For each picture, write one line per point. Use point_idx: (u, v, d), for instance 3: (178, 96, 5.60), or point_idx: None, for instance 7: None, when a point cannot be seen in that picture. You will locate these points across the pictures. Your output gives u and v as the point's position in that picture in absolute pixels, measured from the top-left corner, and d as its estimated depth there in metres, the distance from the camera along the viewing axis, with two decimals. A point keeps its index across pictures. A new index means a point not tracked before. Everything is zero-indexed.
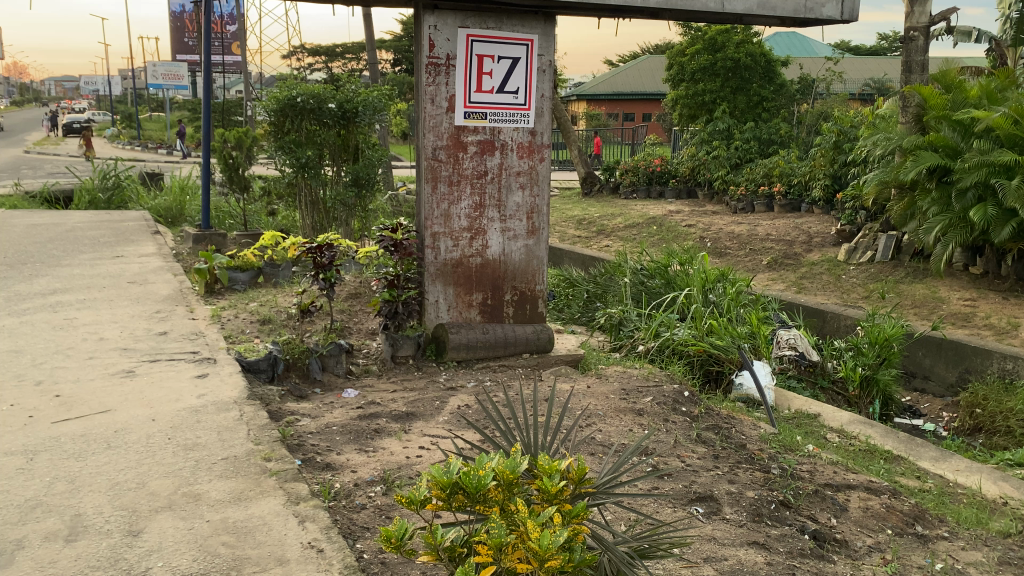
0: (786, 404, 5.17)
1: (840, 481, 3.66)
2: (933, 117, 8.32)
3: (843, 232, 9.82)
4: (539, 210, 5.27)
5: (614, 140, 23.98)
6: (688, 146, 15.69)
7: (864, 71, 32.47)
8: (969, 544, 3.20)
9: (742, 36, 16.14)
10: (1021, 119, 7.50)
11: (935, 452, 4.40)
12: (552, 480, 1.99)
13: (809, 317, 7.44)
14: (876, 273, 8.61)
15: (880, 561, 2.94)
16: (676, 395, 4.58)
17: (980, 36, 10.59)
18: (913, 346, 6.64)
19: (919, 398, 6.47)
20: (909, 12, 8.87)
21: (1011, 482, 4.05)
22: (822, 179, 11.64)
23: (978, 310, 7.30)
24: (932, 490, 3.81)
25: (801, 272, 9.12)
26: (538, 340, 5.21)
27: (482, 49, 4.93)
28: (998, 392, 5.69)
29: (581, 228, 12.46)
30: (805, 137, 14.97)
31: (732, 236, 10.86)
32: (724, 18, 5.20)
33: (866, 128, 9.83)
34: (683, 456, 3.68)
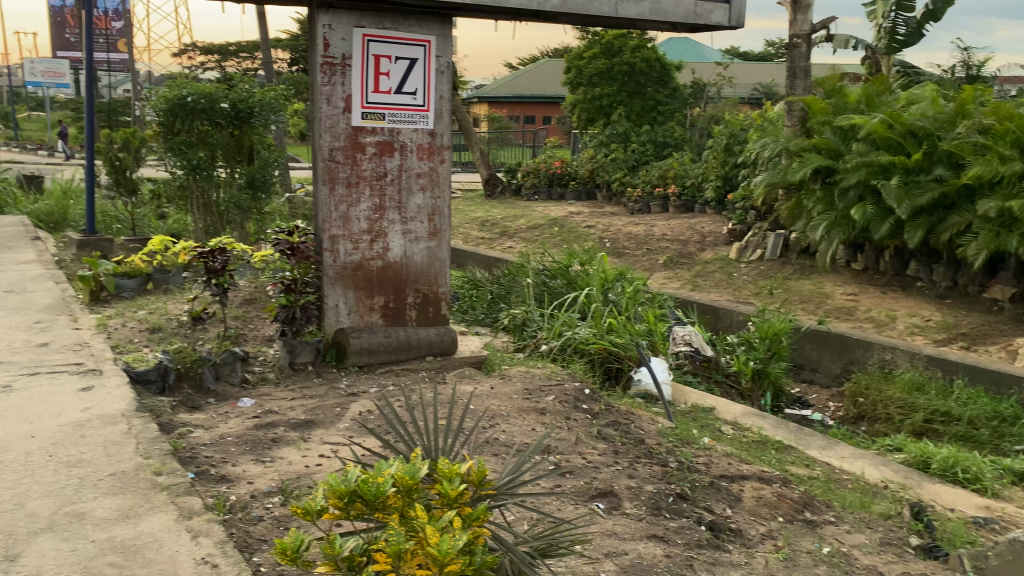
0: (682, 399, 5.33)
1: (734, 472, 3.78)
2: (817, 121, 8.72)
3: (734, 231, 10.19)
4: (440, 211, 5.24)
5: (515, 142, 24.15)
6: (587, 148, 15.94)
7: (753, 76, 33.68)
8: (854, 527, 3.35)
9: (637, 41, 16.45)
10: (896, 124, 7.94)
11: (822, 441, 4.61)
12: (453, 483, 1.97)
13: (703, 314, 7.67)
14: (766, 270, 8.97)
15: (771, 548, 3.05)
16: (577, 393, 4.64)
17: (856, 44, 11.16)
18: (801, 340, 6.94)
19: (808, 389, 6.75)
20: (792, 20, 9.21)
21: (891, 467, 4.30)
22: (715, 180, 12.07)
23: (859, 304, 7.70)
24: (820, 477, 3.99)
25: (696, 271, 9.39)
26: (441, 342, 5.19)
27: (379, 49, 4.87)
28: (879, 382, 6.01)
29: (485, 229, 12.50)
30: (698, 139, 15.44)
31: (630, 237, 11.09)
32: (618, 22, 5.30)
33: (755, 132, 10.24)
34: (585, 453, 3.73)
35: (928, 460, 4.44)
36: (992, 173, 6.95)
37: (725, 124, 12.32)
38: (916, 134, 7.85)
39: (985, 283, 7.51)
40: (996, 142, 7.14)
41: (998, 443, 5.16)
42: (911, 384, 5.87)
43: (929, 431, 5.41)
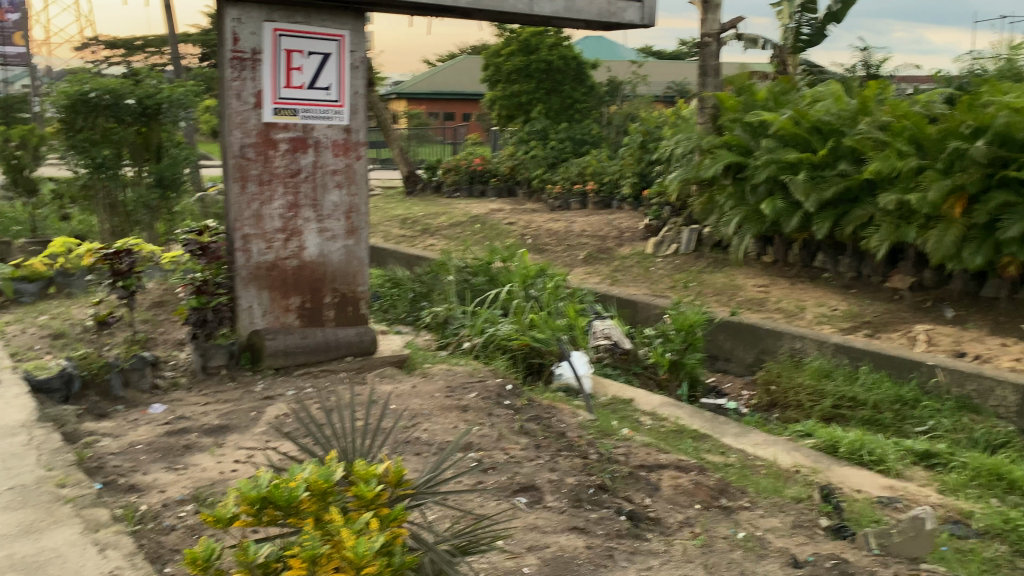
0: (603, 392, 5.41)
1: (653, 461, 3.85)
2: (728, 118, 8.96)
3: (650, 227, 10.39)
4: (358, 209, 5.16)
5: (434, 139, 24.00)
6: (507, 145, 16.05)
7: (667, 75, 34.34)
8: (768, 511, 3.46)
9: (554, 39, 16.53)
10: (802, 121, 8.23)
11: (736, 428, 4.74)
12: (370, 485, 1.94)
13: (622, 308, 7.79)
14: (681, 264, 9.17)
15: (689, 535, 3.11)
16: (499, 389, 4.65)
17: (764, 44, 11.50)
18: (715, 331, 7.13)
19: (722, 378, 6.93)
20: (703, 19, 9.41)
21: (802, 452, 4.46)
22: (631, 176, 12.27)
23: (770, 295, 7.95)
24: (735, 464, 4.10)
25: (615, 266, 9.52)
26: (361, 342, 5.12)
27: (290, 43, 4.77)
28: (789, 370, 6.23)
29: (405, 227, 12.39)
30: (615, 137, 15.68)
31: (550, 233, 11.18)
32: (534, 19, 5.32)
33: (669, 130, 10.47)
34: (507, 448, 3.73)
35: (836, 444, 4.62)
36: (891, 168, 7.26)
37: (640, 121, 12.53)
38: (820, 131, 8.14)
39: (887, 273, 7.86)
40: (894, 138, 7.46)
41: (900, 425, 5.41)
42: (819, 371, 6.10)
43: (837, 416, 5.63)
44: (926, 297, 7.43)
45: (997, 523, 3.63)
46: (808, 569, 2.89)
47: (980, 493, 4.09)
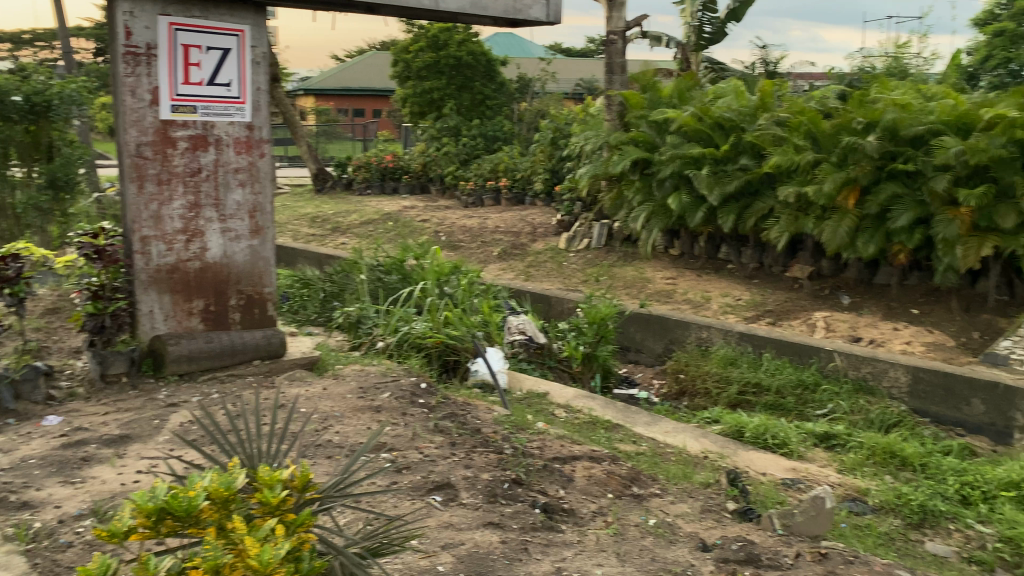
0: (518, 386, 5.44)
1: (566, 453, 3.90)
2: (634, 115, 9.13)
3: (563, 222, 10.49)
4: (262, 208, 5.04)
5: (344, 136, 23.59)
6: (418, 142, 15.94)
7: (576, 72, 34.74)
8: (678, 497, 3.55)
9: (463, 35, 16.41)
10: (705, 117, 8.46)
11: (647, 417, 4.85)
12: (274, 490, 1.89)
13: (536, 303, 7.84)
14: (593, 258, 9.31)
15: (602, 524, 3.16)
16: (413, 388, 4.62)
17: (668, 41, 11.75)
18: (626, 323, 7.25)
19: (634, 369, 7.07)
20: (609, 17, 9.54)
21: (710, 438, 4.59)
22: (543, 172, 12.37)
23: (677, 287, 8.15)
24: (645, 452, 4.19)
25: (529, 261, 9.58)
26: (269, 345, 5.01)
27: (187, 38, 4.60)
28: (697, 359, 6.41)
29: (315, 225, 12.15)
30: (526, 133, 15.77)
31: (464, 230, 11.17)
32: (439, 15, 5.24)
33: (578, 126, 10.59)
34: (422, 447, 3.71)
35: (742, 429, 4.77)
36: (790, 163, 7.53)
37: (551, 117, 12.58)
38: (723, 126, 8.39)
39: (787, 263, 8.17)
40: (792, 133, 7.75)
41: (802, 409, 5.63)
42: (725, 358, 6.30)
43: (743, 402, 5.81)
44: (824, 285, 7.76)
45: (891, 499, 3.83)
46: (716, 552, 2.97)
47: (875, 471, 4.29)
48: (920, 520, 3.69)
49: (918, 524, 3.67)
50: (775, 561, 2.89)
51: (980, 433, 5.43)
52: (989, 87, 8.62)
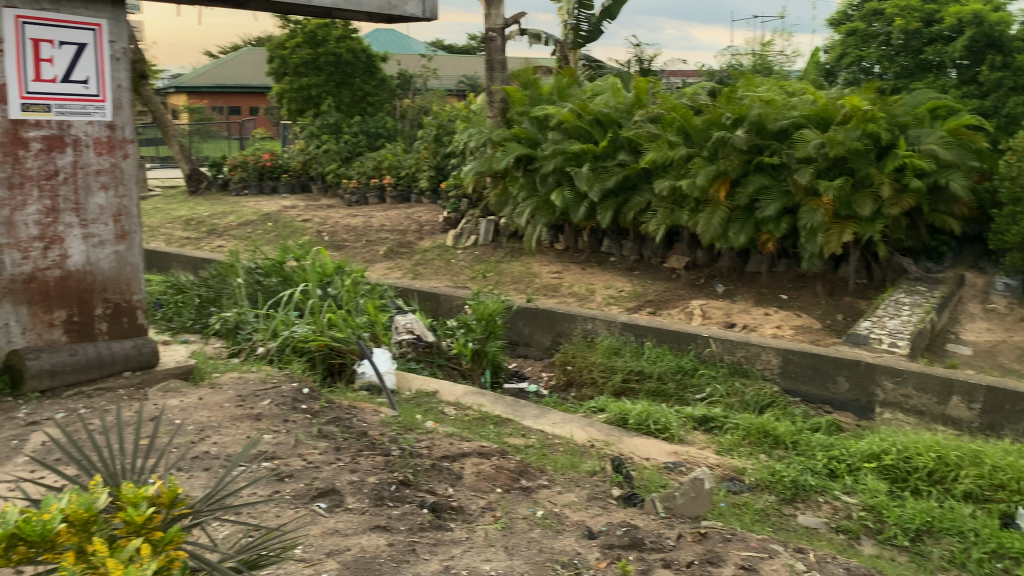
0: (406, 386, 5.39)
1: (455, 451, 3.89)
2: (516, 111, 9.24)
3: (449, 219, 10.49)
4: (128, 211, 4.79)
5: (219, 135, 22.68)
6: (298, 140, 15.54)
7: (458, 68, 34.71)
8: (565, 487, 3.60)
9: (342, 31, 16.01)
10: (584, 113, 8.62)
11: (536, 410, 4.90)
12: (139, 508, 1.81)
13: (423, 301, 7.79)
14: (480, 255, 9.34)
15: (491, 519, 3.17)
16: (295, 393, 4.50)
17: (547, 39, 11.90)
18: (514, 318, 7.31)
19: (523, 363, 7.14)
20: (487, 14, 9.56)
21: (595, 427, 4.68)
22: (428, 170, 12.32)
23: (562, 281, 8.28)
24: (534, 445, 4.24)
25: (415, 259, 9.50)
26: (140, 355, 4.82)
27: (37, 32, 4.31)
28: (583, 350, 6.53)
29: (190, 228, 11.67)
30: (409, 130, 15.66)
31: (347, 229, 10.97)
32: (312, 11, 5.10)
33: (460, 123, 10.59)
34: (305, 454, 3.62)
35: (625, 417, 4.90)
36: (664, 158, 7.76)
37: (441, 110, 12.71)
38: (601, 123, 8.57)
39: (665, 255, 8.45)
40: (666, 129, 8.00)
41: (682, 394, 5.83)
42: (610, 349, 6.45)
43: (627, 390, 5.96)
44: (700, 275, 8.05)
45: (765, 477, 4.02)
46: (601, 539, 3.04)
47: (751, 450, 4.50)
48: (792, 495, 3.88)
49: (790, 499, 3.86)
50: (658, 544, 2.98)
51: (845, 409, 5.75)
52: (844, 84, 9.16)
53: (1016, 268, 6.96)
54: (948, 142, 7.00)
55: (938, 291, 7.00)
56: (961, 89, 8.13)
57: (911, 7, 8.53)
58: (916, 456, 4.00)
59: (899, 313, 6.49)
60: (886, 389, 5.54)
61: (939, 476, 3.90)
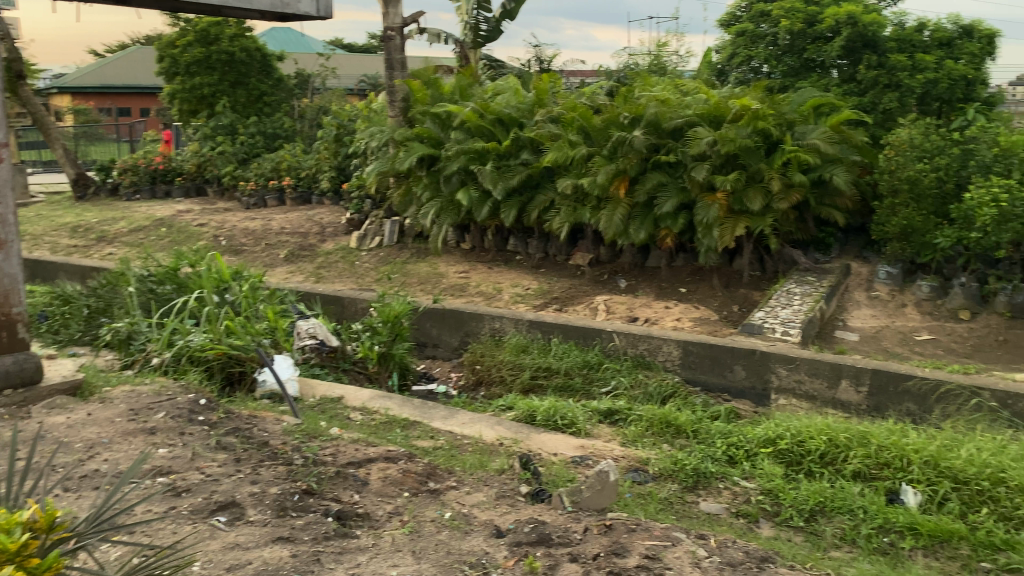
0: (311, 392, 5.28)
1: (360, 457, 3.83)
2: (418, 111, 9.20)
3: (352, 220, 10.34)
4: (3, 219, 4.43)
5: (107, 136, 21.65)
6: (191, 141, 15.01)
7: (357, 67, 34.25)
8: (473, 487, 3.60)
9: (234, 29, 15.39)
10: (486, 113, 8.63)
11: (444, 411, 4.89)
12: (11, 534, 1.72)
13: (326, 305, 7.65)
14: (385, 256, 9.24)
15: (397, 524, 3.14)
16: (191, 405, 4.34)
17: (447, 38, 11.86)
18: (421, 319, 7.26)
19: (431, 364, 7.11)
20: (385, 13, 9.46)
21: (504, 425, 4.70)
22: (329, 171, 12.11)
23: (469, 281, 8.27)
24: (443, 446, 4.22)
25: (318, 262, 9.32)
26: (22, 371, 4.54)
27: None
28: (491, 349, 6.56)
29: (77, 235, 11.11)
30: (308, 130, 15.36)
31: (247, 233, 10.67)
32: (201, 7, 4.91)
33: (361, 122, 10.44)
34: (203, 467, 3.50)
35: (534, 413, 4.94)
36: (565, 157, 7.85)
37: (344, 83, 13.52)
38: (503, 122, 8.60)
39: (569, 252, 8.56)
40: (567, 128, 8.09)
41: (588, 388, 5.92)
42: (517, 347, 6.49)
43: (535, 386, 6.01)
44: (603, 271, 8.19)
45: (668, 466, 4.12)
46: (509, 537, 3.05)
47: (655, 441, 4.61)
48: (694, 483, 3.99)
49: (692, 486, 3.97)
50: (565, 538, 3.01)
51: (743, 397, 5.96)
52: (735, 83, 9.54)
53: (896, 257, 7.33)
54: (831, 138, 7.33)
55: (826, 281, 7.33)
56: (842, 87, 8.54)
57: (795, 9, 8.89)
58: (809, 440, 4.17)
59: (791, 302, 6.77)
60: (780, 375, 5.77)
61: (830, 458, 4.08)
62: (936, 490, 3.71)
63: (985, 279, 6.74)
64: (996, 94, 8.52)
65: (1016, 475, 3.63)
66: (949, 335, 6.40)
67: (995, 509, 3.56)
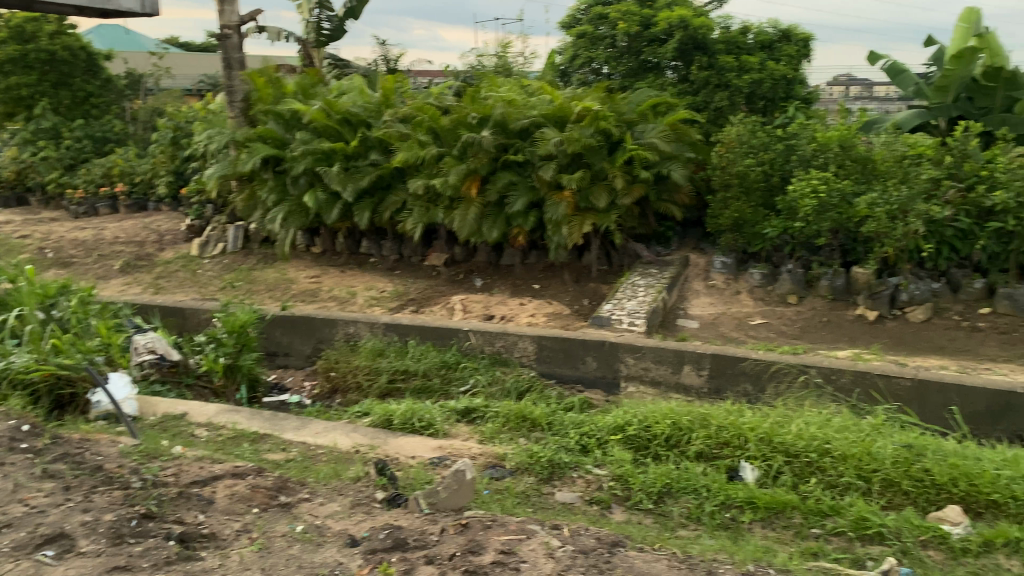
0: (151, 411, 4.99)
1: (206, 475, 3.66)
2: (260, 111, 8.88)
3: (193, 227, 9.88)
4: None
5: None
6: (9, 147, 13.89)
7: (194, 67, 32.72)
8: (327, 498, 3.51)
9: (55, 26, 14.24)
10: (332, 113, 8.44)
11: (296, 422, 4.74)
12: None
13: (166, 317, 7.25)
14: (229, 263, 8.88)
15: (246, 542, 3.02)
16: (13, 433, 4.01)
17: (288, 36, 11.51)
18: (270, 327, 7.02)
19: (283, 374, 6.90)
20: (220, 11, 9.08)
21: (359, 432, 4.62)
22: (166, 175, 11.49)
23: (321, 285, 8.08)
24: (296, 458, 4.10)
25: (157, 272, 8.82)
26: None
27: None
28: (346, 355, 6.44)
29: None
30: (142, 133, 14.51)
31: (75, 244, 9.96)
32: None
33: (199, 124, 9.95)
34: (27, 499, 3.23)
35: (390, 418, 4.89)
36: (415, 157, 7.81)
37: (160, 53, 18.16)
38: (350, 122, 8.45)
39: (424, 253, 8.55)
40: (415, 128, 8.04)
41: (446, 388, 5.92)
42: (373, 351, 6.39)
43: (392, 390, 5.95)
44: (457, 270, 8.22)
45: (524, 460, 4.17)
46: (364, 545, 2.99)
47: (511, 436, 4.66)
48: (549, 474, 4.07)
49: (548, 478, 4.04)
50: (420, 541, 3.00)
51: (595, 387, 6.14)
52: (578, 83, 9.81)
53: (730, 247, 7.75)
54: (668, 136, 7.67)
55: (668, 273, 7.67)
56: (677, 87, 8.95)
57: (631, 12, 9.23)
58: (655, 424, 4.34)
59: (636, 294, 7.04)
60: (629, 364, 5.98)
61: (675, 441, 4.26)
62: (771, 464, 3.96)
63: (809, 265, 7.25)
64: (813, 93, 9.19)
65: (839, 445, 3.94)
66: (779, 318, 6.85)
67: (822, 478, 3.85)
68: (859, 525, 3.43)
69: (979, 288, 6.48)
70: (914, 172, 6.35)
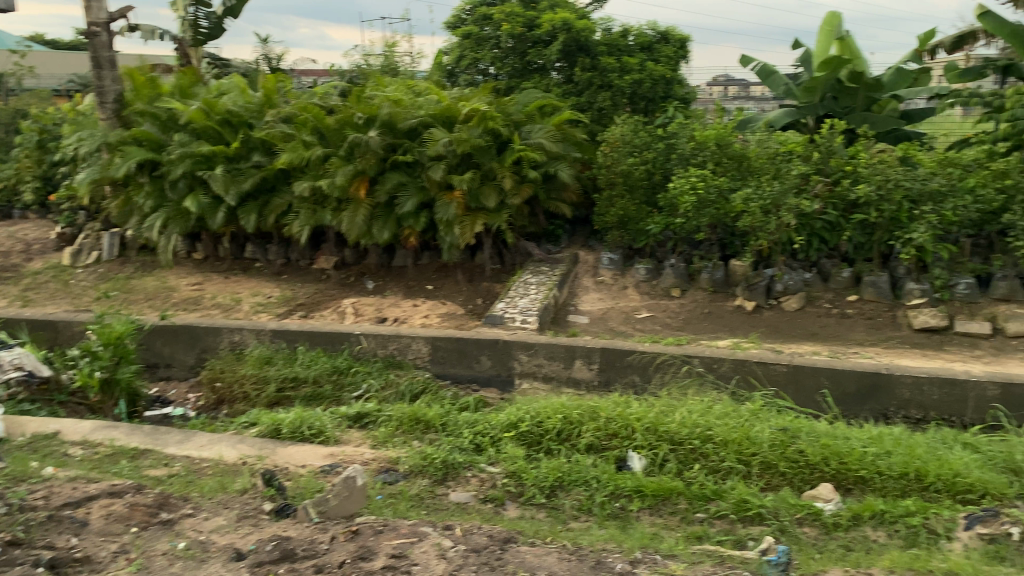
0: (19, 430, 4.71)
1: (80, 496, 3.48)
2: (134, 112, 8.49)
3: (63, 235, 9.36)
4: None
5: None
6: None
7: (61, 65, 31.01)
8: (211, 512, 3.40)
9: None
10: (212, 113, 8.15)
11: (179, 435, 4.57)
12: None
13: (34, 331, 6.84)
14: (105, 273, 8.47)
15: (124, 563, 2.89)
16: None
17: (162, 35, 11.05)
18: (150, 338, 6.72)
19: (165, 387, 6.62)
20: (87, 7, 8.61)
21: (247, 443, 4.48)
22: (32, 181, 10.84)
23: (204, 293, 7.80)
24: (179, 473, 3.95)
25: (24, 283, 8.31)
26: None
27: None
28: (231, 364, 6.25)
29: None
30: (4, 136, 13.63)
31: None
32: None
33: (67, 126, 9.43)
34: None
35: (279, 427, 4.77)
36: (300, 158, 7.64)
37: (20, 44, 19.85)
38: (231, 123, 8.18)
39: (312, 256, 8.39)
40: (300, 129, 7.87)
41: (338, 394, 5.83)
42: (260, 359, 6.22)
43: (282, 399, 5.81)
44: (348, 273, 8.10)
45: (418, 462, 4.15)
46: (251, 558, 2.92)
47: (404, 439, 4.63)
48: (443, 475, 4.06)
49: (442, 479, 4.04)
50: (310, 551, 2.94)
51: (489, 385, 6.17)
52: (465, 84, 9.83)
53: (617, 244, 7.94)
54: (554, 136, 7.79)
55: (557, 270, 7.78)
56: (562, 87, 9.09)
57: (515, 14, 9.32)
58: (546, 419, 4.41)
59: (527, 292, 7.12)
60: (522, 362, 6.04)
61: (566, 435, 4.34)
62: (657, 453, 4.09)
63: (690, 259, 7.50)
64: (691, 93, 9.53)
65: (720, 432, 4.10)
66: (664, 311, 7.06)
67: (705, 463, 4.00)
68: (740, 507, 3.59)
69: (847, 277, 6.85)
70: (785, 168, 6.70)
